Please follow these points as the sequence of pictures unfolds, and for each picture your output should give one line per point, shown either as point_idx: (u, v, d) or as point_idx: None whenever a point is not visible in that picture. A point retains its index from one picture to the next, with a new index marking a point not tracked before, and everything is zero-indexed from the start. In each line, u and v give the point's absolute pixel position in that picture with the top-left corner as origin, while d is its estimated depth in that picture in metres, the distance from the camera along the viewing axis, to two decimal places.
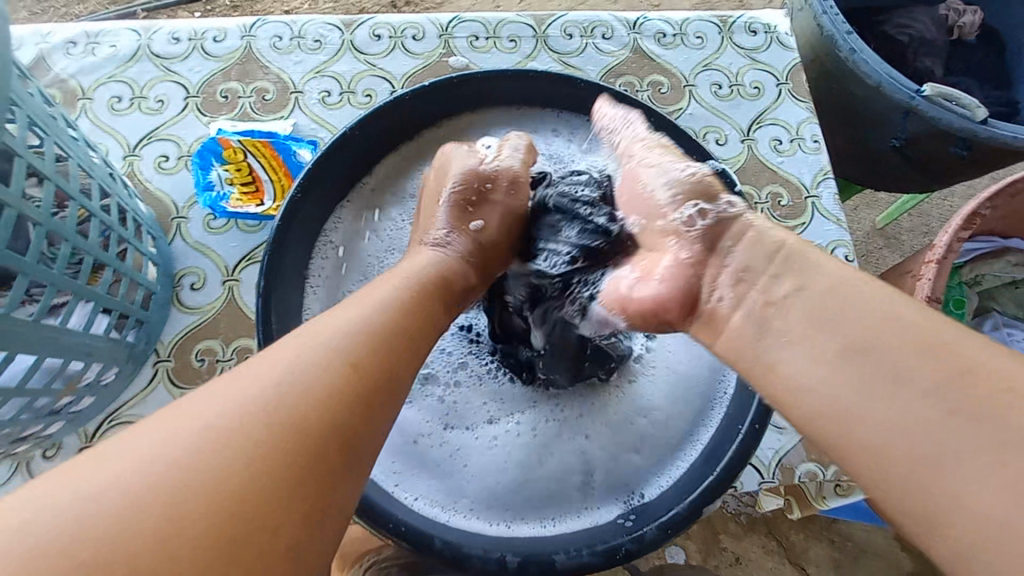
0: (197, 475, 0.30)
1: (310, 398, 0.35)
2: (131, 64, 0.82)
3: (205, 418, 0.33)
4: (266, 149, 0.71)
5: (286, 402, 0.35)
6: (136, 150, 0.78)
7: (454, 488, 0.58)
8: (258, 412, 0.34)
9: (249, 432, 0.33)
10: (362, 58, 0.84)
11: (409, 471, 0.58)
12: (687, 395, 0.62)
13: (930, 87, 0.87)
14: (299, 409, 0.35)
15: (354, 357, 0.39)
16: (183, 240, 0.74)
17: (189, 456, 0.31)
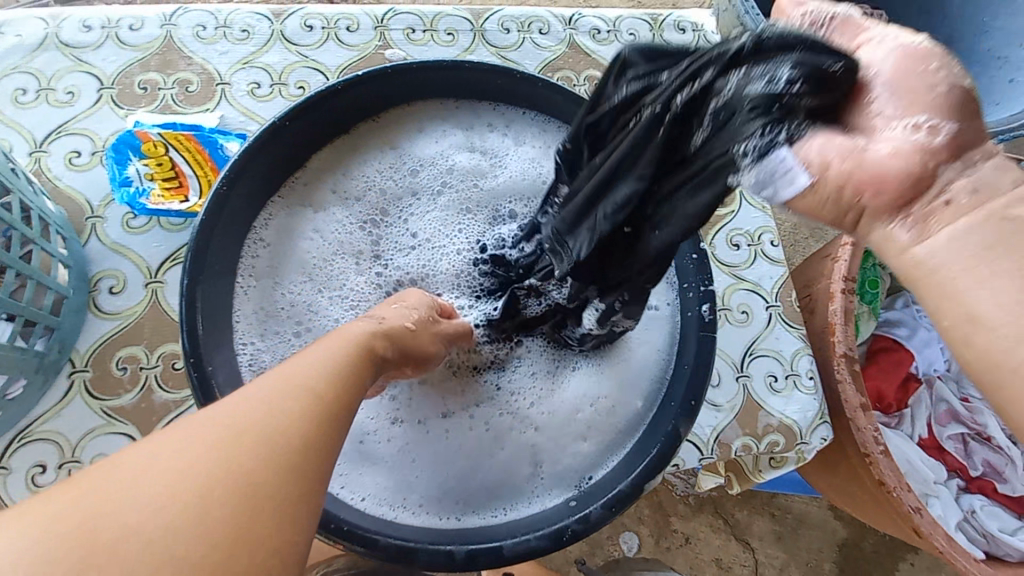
0: (181, 512, 0.25)
1: (308, 427, 0.31)
2: (35, 53, 0.76)
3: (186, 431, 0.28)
4: (189, 142, 0.67)
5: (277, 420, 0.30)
6: (43, 146, 0.72)
7: (402, 484, 0.57)
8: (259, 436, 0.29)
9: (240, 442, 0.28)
10: (293, 50, 0.81)
11: (352, 473, 0.57)
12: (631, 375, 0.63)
13: None
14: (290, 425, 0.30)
15: (340, 384, 0.35)
16: (99, 241, 0.69)
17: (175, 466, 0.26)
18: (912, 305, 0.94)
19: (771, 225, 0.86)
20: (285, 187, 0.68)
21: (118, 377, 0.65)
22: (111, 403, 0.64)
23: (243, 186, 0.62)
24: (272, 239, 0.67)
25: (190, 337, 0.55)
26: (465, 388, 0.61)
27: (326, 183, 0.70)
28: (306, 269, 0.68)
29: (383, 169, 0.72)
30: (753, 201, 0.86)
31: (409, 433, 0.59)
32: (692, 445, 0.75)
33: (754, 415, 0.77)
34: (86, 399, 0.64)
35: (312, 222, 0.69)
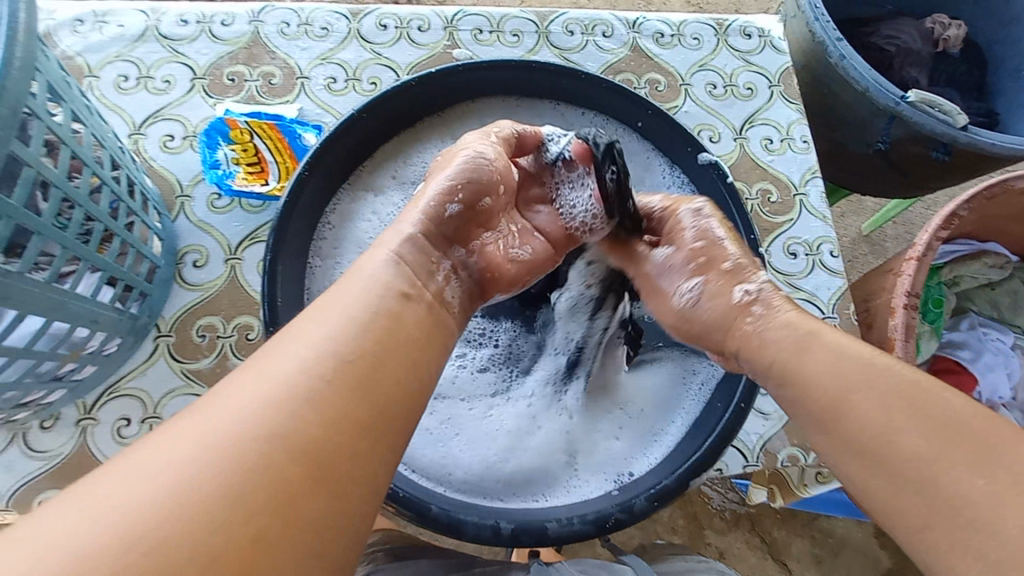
0: (222, 497, 0.32)
1: (314, 422, 0.35)
2: (138, 44, 0.83)
3: (222, 428, 0.34)
4: (272, 132, 0.72)
5: (288, 417, 0.35)
6: (141, 129, 0.79)
7: (452, 460, 0.59)
8: (274, 429, 0.34)
9: (268, 440, 0.34)
10: (368, 47, 0.86)
11: (404, 446, 0.59)
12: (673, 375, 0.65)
13: (915, 93, 0.91)
14: (303, 421, 0.35)
15: (356, 367, 0.39)
16: (187, 218, 0.75)
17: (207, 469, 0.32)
18: (978, 328, 0.91)
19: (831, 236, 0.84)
20: (353, 176, 0.72)
21: (197, 343, 0.70)
22: (190, 367, 0.70)
23: (319, 174, 0.66)
24: (339, 225, 0.71)
25: (269, 310, 0.60)
26: (502, 378, 0.65)
27: (391, 175, 0.74)
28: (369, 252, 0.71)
29: None
30: (814, 210, 0.85)
31: (457, 414, 0.62)
32: (737, 451, 0.74)
33: (803, 426, 0.76)
34: (168, 361, 0.69)
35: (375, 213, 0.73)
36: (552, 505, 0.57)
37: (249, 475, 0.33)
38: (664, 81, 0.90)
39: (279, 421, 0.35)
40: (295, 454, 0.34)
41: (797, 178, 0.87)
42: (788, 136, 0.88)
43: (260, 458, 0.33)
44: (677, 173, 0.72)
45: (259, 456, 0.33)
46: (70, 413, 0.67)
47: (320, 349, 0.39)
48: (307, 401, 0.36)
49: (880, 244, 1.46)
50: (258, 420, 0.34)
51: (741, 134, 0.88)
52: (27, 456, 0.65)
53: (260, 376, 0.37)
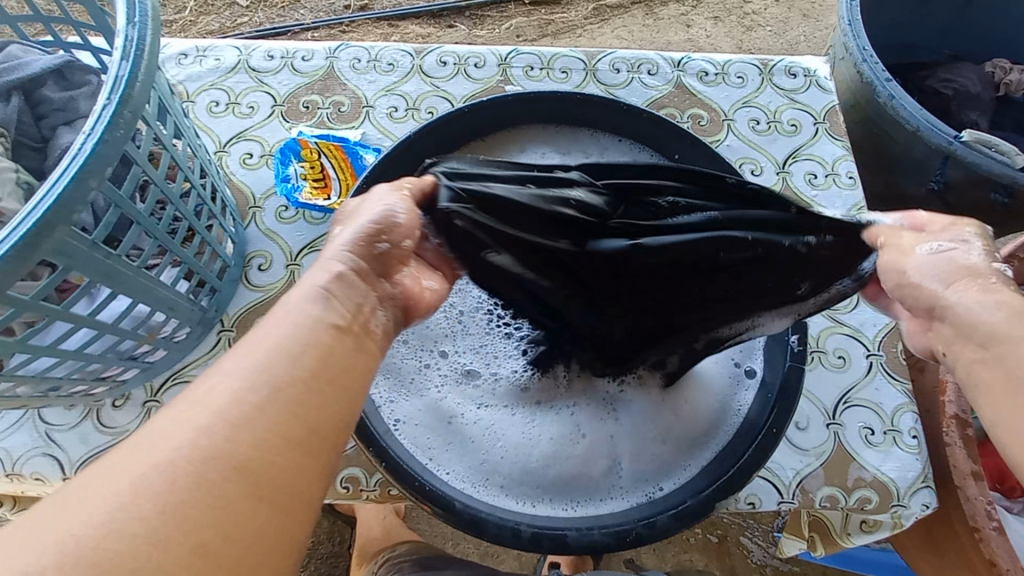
0: (142, 522, 0.32)
1: (240, 439, 0.36)
2: (230, 75, 0.94)
3: (168, 450, 0.35)
4: (338, 151, 0.82)
5: (196, 446, 0.35)
6: (225, 147, 0.88)
7: (487, 467, 0.61)
8: (186, 467, 0.34)
9: (201, 465, 0.35)
10: (428, 81, 0.94)
11: (444, 450, 0.61)
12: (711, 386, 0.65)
13: (969, 133, 0.89)
14: (226, 443, 0.36)
15: (295, 372, 0.40)
16: (256, 226, 0.83)
17: (138, 495, 0.33)
18: None
19: None
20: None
21: None
22: None
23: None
24: None
25: None
26: (545, 390, 0.65)
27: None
28: None
29: None
30: None
31: (495, 422, 0.64)
32: (772, 485, 0.71)
33: (844, 466, 0.72)
34: None
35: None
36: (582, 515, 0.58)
37: (148, 529, 0.32)
38: (706, 116, 0.93)
39: (165, 460, 0.34)
40: (222, 470, 0.35)
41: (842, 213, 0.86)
42: (833, 171, 0.89)
43: (172, 505, 0.33)
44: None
45: (171, 490, 0.33)
46: (139, 395, 0.74)
47: (216, 388, 0.38)
48: (204, 442, 0.35)
49: None
50: (155, 462, 0.34)
51: (784, 168, 0.89)
52: (99, 430, 0.72)
53: (203, 399, 0.37)
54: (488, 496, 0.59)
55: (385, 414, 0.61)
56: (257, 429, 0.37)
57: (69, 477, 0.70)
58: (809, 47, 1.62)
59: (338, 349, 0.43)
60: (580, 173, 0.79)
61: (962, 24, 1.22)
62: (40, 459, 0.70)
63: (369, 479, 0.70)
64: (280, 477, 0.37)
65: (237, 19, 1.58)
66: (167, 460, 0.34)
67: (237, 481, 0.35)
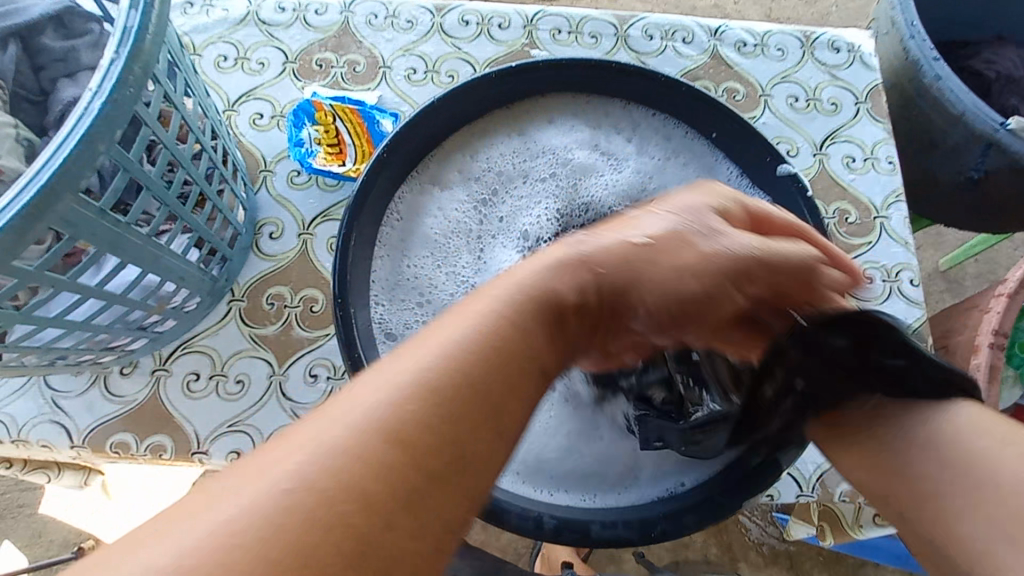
0: (295, 514, 0.29)
1: (422, 420, 0.34)
2: (239, 27, 0.88)
3: (307, 451, 0.31)
4: (354, 116, 0.76)
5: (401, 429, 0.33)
6: (234, 106, 0.84)
7: None
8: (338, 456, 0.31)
9: (359, 452, 0.32)
10: (449, 41, 0.88)
11: None
12: None
13: (1018, 120, 0.86)
14: (388, 427, 0.33)
15: (485, 352, 0.38)
16: (267, 192, 0.79)
17: (280, 489, 0.29)
18: None
19: (913, 264, 0.79)
20: (423, 163, 0.73)
21: (266, 310, 0.74)
22: (258, 331, 0.73)
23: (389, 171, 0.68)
24: (404, 213, 0.71)
25: (340, 286, 0.62)
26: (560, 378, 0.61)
27: (453, 163, 0.74)
28: (434, 241, 0.71)
29: (509, 153, 0.75)
30: (896, 234, 0.80)
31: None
32: (791, 478, 0.71)
33: None
34: (239, 325, 0.74)
35: (434, 196, 0.73)
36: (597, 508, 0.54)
37: (264, 538, 0.28)
38: (742, 91, 0.88)
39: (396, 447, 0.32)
40: (416, 445, 0.34)
41: (878, 200, 0.83)
42: (872, 155, 0.85)
43: (321, 493, 0.30)
44: (729, 175, 0.71)
45: (340, 481, 0.30)
46: (147, 363, 0.72)
47: (407, 372, 0.35)
48: (392, 426, 0.33)
49: (956, 281, 1.41)
50: (336, 455, 0.31)
51: (821, 150, 0.85)
52: (106, 398, 0.70)
53: (382, 378, 0.35)
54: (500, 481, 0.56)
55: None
56: (446, 418, 0.35)
57: (78, 445, 0.69)
58: (842, 18, 1.55)
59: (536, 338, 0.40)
60: (607, 150, 0.74)
61: None
62: (47, 425, 0.69)
63: None
64: (457, 468, 0.34)
65: None
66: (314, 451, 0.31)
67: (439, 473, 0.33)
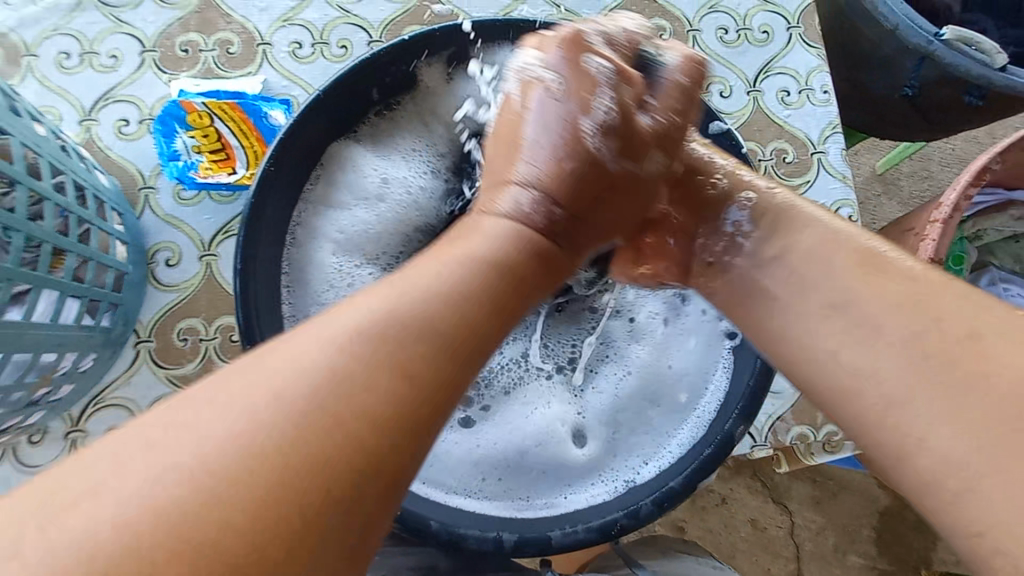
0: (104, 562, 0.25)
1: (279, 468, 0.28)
2: (77, 14, 0.73)
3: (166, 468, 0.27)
4: (234, 112, 0.64)
5: (285, 461, 0.29)
6: (92, 113, 0.71)
7: (469, 470, 0.57)
8: (220, 494, 0.27)
9: (189, 516, 0.27)
10: (334, 4, 0.76)
11: (427, 464, 0.56)
12: (695, 360, 0.61)
13: (949, 30, 0.81)
14: (232, 490, 0.27)
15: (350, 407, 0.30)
16: (152, 213, 0.69)
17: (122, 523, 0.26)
18: (999, 283, 0.92)
19: (852, 198, 0.77)
20: (315, 173, 0.61)
21: (179, 348, 0.67)
22: (175, 372, 0.67)
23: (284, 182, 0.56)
24: (301, 238, 0.61)
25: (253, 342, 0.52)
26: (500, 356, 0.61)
27: (340, 174, 0.63)
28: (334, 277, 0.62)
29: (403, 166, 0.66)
30: (833, 169, 0.78)
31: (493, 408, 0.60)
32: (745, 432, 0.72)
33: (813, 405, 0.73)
34: (151, 368, 0.67)
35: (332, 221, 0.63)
36: (571, 504, 0.55)
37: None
38: (669, 28, 0.80)
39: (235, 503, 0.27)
40: (306, 477, 0.29)
41: (815, 135, 0.79)
42: (807, 86, 0.80)
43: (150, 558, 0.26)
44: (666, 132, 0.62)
45: (179, 532, 0.26)
46: (58, 426, 0.65)
47: (328, 349, 0.32)
48: (269, 438, 0.29)
49: (894, 184, 1.29)
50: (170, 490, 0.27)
51: (754, 86, 0.80)
52: (23, 472, 0.64)
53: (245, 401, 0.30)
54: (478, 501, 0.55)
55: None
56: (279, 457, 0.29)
57: None
58: None
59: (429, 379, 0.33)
60: None
61: None
62: None
63: None
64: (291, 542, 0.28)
65: None
66: (181, 486, 0.27)
67: (280, 480, 0.28)
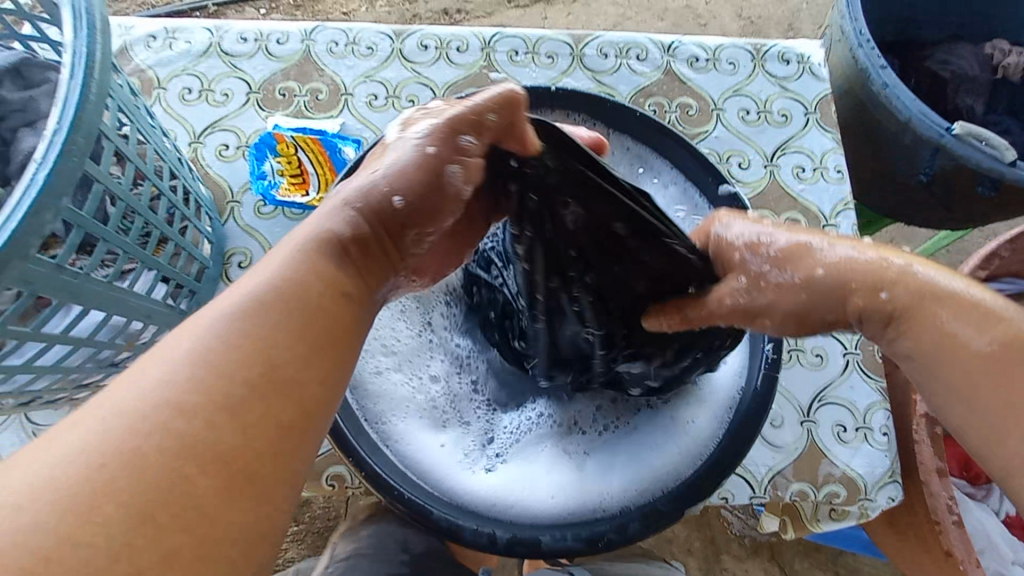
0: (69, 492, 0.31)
1: (193, 407, 0.36)
2: (202, 59, 0.89)
3: (100, 417, 0.34)
4: (315, 145, 0.79)
5: (186, 400, 0.36)
6: (201, 138, 0.86)
7: (462, 470, 0.61)
8: (152, 417, 0.34)
9: (141, 448, 0.33)
10: (408, 66, 0.90)
11: (426, 463, 0.61)
12: (690, 396, 0.66)
13: (960, 125, 0.87)
14: (173, 425, 0.35)
15: (250, 340, 0.39)
16: (235, 222, 0.82)
17: (84, 459, 0.32)
18: None
19: None
20: None
21: None
22: None
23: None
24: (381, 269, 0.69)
25: None
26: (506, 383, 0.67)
27: None
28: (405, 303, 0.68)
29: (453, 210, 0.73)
30: None
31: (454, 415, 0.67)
32: (744, 481, 0.74)
33: (815, 462, 0.74)
34: None
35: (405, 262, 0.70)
36: (558, 511, 0.58)
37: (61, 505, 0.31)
38: (695, 106, 0.91)
39: (172, 440, 0.34)
40: (231, 398, 0.37)
41: (827, 208, 0.86)
42: (821, 165, 0.87)
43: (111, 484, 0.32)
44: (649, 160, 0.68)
45: (131, 463, 0.33)
46: None
47: (208, 320, 0.39)
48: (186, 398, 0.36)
49: None
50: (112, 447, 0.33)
51: (772, 161, 0.88)
52: None
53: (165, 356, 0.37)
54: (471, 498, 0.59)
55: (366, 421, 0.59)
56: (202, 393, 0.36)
57: None
58: (807, 16, 1.70)
59: (319, 309, 0.43)
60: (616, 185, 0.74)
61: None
62: None
63: (353, 475, 0.71)
64: (240, 451, 0.36)
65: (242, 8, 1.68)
66: (111, 427, 0.34)
67: (216, 412, 0.36)
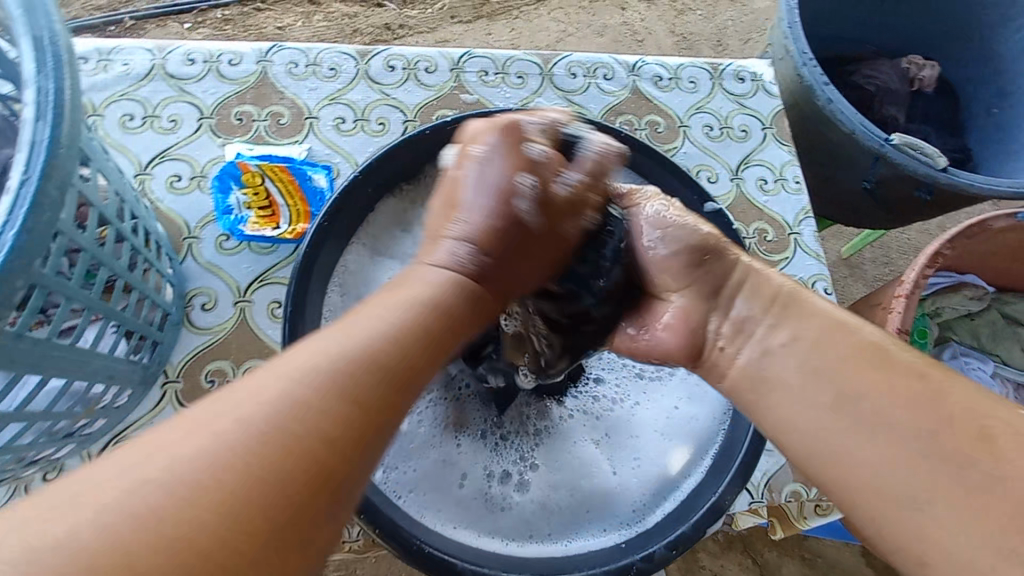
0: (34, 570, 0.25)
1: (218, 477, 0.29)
2: (143, 83, 0.82)
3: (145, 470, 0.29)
4: (284, 174, 0.74)
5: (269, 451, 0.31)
6: (147, 169, 0.78)
7: (493, 517, 0.59)
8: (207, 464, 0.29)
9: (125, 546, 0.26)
10: (375, 88, 0.87)
11: (456, 513, 0.58)
12: (701, 395, 0.66)
13: (898, 136, 0.95)
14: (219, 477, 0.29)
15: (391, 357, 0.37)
16: (194, 261, 0.74)
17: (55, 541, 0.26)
18: (960, 357, 1.01)
19: (825, 273, 0.87)
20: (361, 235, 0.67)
21: (206, 389, 0.70)
22: None
23: (334, 240, 0.63)
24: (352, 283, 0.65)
25: None
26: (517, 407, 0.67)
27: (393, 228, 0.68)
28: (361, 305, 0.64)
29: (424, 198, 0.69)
30: (807, 248, 0.88)
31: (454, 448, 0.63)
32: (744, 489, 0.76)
33: None
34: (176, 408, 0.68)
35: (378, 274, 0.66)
36: (600, 543, 0.57)
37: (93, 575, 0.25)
38: (663, 123, 0.93)
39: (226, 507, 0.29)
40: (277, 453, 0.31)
41: (791, 217, 0.90)
42: (781, 176, 0.92)
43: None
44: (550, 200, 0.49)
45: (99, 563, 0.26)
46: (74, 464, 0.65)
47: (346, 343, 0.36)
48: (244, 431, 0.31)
49: (858, 267, 1.42)
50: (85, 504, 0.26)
51: (737, 175, 0.91)
52: None
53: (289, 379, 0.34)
54: (509, 545, 0.57)
55: (377, 478, 0.57)
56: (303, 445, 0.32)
57: None
58: (736, 32, 1.81)
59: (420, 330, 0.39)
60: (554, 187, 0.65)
61: (878, 19, 1.29)
62: None
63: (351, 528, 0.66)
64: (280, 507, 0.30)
65: (164, 22, 1.57)
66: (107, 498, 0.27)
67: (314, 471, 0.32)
